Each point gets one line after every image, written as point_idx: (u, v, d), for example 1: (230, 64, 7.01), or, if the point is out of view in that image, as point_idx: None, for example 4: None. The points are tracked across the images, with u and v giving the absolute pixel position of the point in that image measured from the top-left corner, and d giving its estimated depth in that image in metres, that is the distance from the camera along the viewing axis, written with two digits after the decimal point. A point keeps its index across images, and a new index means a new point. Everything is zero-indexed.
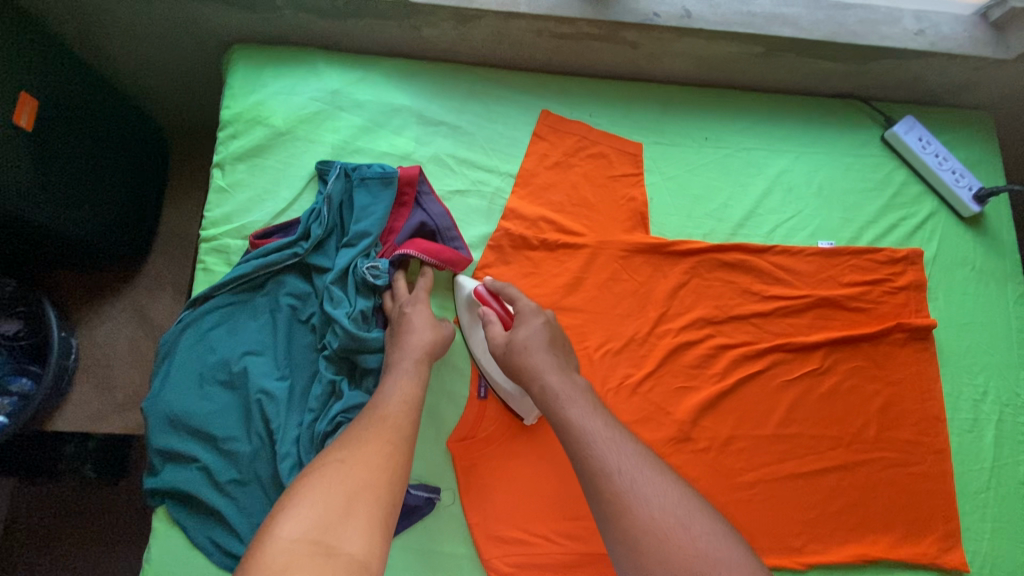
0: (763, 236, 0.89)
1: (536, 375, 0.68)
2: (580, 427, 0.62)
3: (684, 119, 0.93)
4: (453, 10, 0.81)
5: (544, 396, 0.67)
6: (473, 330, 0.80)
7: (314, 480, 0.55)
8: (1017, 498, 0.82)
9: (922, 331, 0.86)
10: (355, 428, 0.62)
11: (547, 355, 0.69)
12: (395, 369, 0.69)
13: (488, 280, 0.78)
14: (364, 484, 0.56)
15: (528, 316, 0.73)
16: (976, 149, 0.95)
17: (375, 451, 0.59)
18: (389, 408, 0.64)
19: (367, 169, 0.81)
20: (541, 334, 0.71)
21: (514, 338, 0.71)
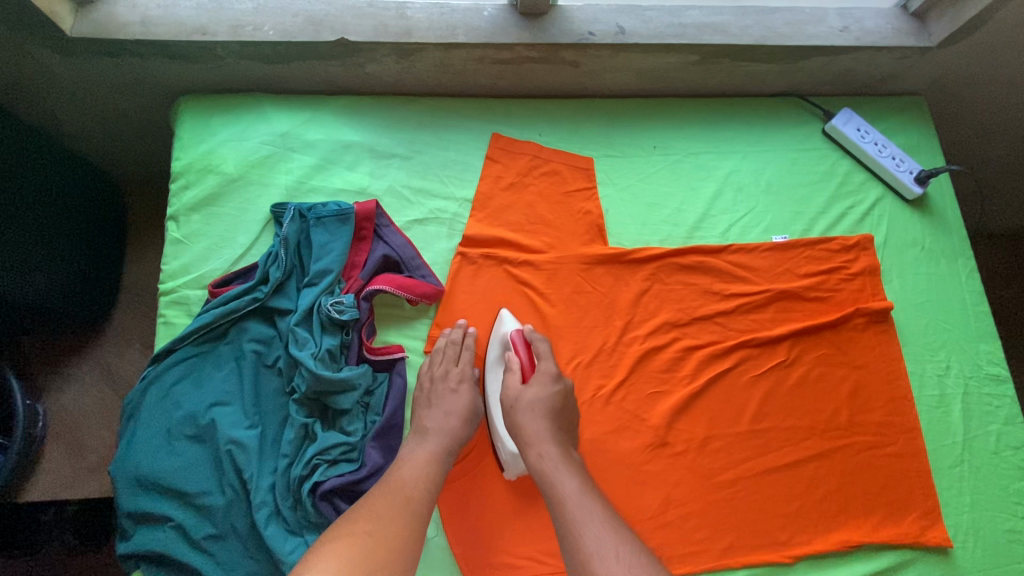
0: (719, 236, 0.91)
1: (532, 442, 0.72)
2: (564, 501, 0.67)
3: (632, 131, 0.95)
4: (394, 46, 0.82)
5: (539, 464, 0.70)
6: (494, 370, 0.81)
7: (327, 546, 0.58)
8: (990, 468, 0.85)
9: (881, 314, 0.89)
10: (375, 500, 0.65)
11: (546, 426, 0.73)
12: (424, 438, 0.72)
13: (527, 329, 0.81)
14: (377, 552, 0.59)
15: (547, 377, 0.76)
16: (912, 134, 0.99)
17: (391, 520, 0.63)
18: (410, 488, 0.67)
19: (322, 208, 0.81)
20: (553, 402, 0.74)
21: (529, 391, 0.75)
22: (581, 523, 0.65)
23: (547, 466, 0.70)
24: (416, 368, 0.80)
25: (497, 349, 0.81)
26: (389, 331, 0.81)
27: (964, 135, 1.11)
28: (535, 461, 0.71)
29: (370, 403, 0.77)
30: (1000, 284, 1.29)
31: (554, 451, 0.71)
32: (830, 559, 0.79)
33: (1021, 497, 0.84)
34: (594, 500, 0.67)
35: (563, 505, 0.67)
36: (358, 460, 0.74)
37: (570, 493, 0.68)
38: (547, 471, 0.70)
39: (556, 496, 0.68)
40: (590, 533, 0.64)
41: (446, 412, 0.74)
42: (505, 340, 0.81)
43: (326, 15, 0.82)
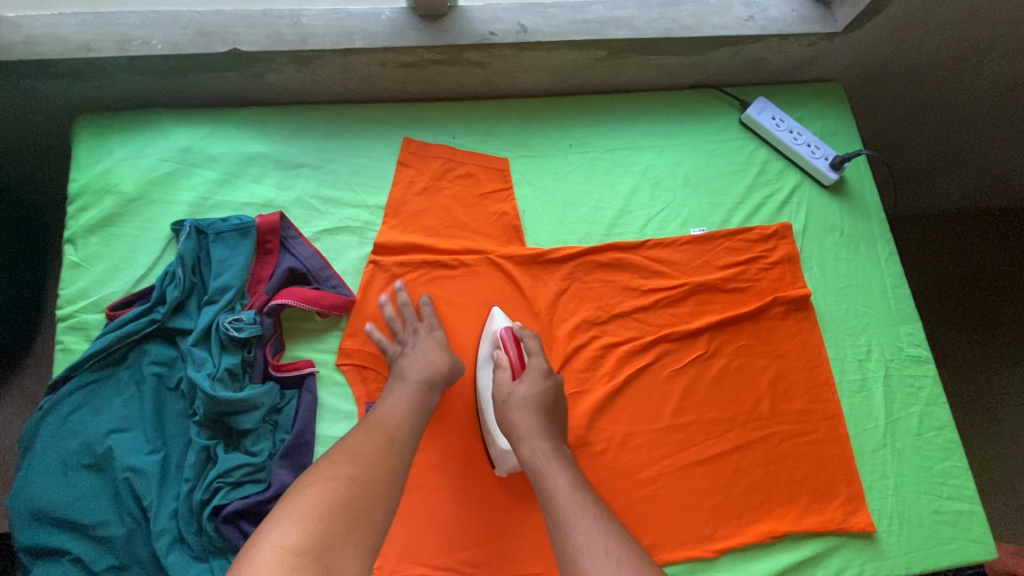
0: (637, 232, 0.91)
1: (523, 436, 0.71)
2: (553, 498, 0.66)
3: (547, 130, 0.94)
4: (290, 54, 0.80)
5: (532, 457, 0.70)
6: (483, 368, 0.80)
7: (309, 492, 0.56)
8: (913, 450, 0.85)
9: (800, 301, 0.89)
10: (358, 433, 0.65)
11: (538, 422, 0.72)
12: (402, 379, 0.73)
13: (516, 325, 0.81)
14: (360, 498, 0.58)
15: (537, 375, 0.76)
16: (829, 120, 0.99)
17: (377, 464, 0.62)
18: (389, 420, 0.67)
19: (222, 222, 0.79)
20: (543, 397, 0.74)
21: (522, 388, 0.74)
22: (573, 520, 0.63)
23: (539, 461, 0.70)
24: (328, 382, 0.79)
25: (488, 347, 0.81)
26: (298, 346, 0.79)
27: (877, 118, 1.15)
28: (528, 454, 0.70)
29: (278, 421, 0.75)
30: (920, 261, 1.35)
31: (545, 446, 0.71)
32: (754, 552, 0.78)
33: (945, 477, 0.84)
34: (584, 498, 0.66)
35: (555, 498, 0.66)
36: (265, 480, 0.72)
37: (561, 487, 0.67)
38: (539, 465, 0.69)
39: (546, 491, 0.67)
40: (580, 528, 0.62)
41: (420, 352, 0.76)
42: (496, 338, 0.81)
43: (217, 25, 0.80)
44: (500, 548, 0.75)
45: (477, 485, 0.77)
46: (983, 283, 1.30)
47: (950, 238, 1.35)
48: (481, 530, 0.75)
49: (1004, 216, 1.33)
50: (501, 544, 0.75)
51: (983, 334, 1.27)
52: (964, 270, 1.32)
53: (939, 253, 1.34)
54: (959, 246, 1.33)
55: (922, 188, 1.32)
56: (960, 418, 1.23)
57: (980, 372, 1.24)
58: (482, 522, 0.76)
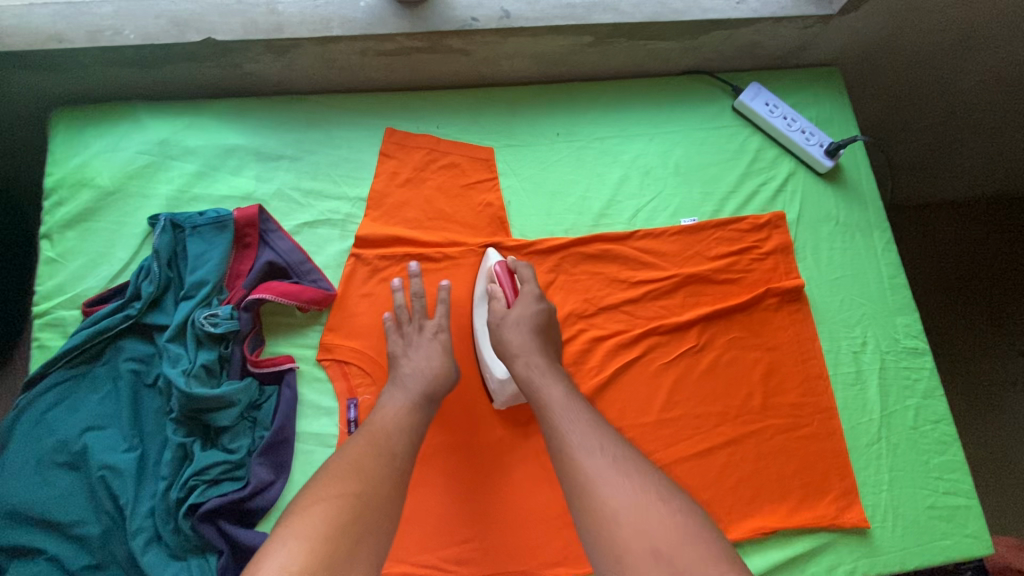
0: (625, 223, 0.89)
1: (517, 353, 0.70)
2: (552, 410, 0.65)
3: (534, 119, 0.92)
4: (266, 42, 0.78)
5: (527, 373, 0.69)
6: (481, 304, 0.80)
7: (315, 509, 0.55)
8: (909, 444, 0.83)
9: (793, 293, 0.86)
10: (356, 444, 0.63)
11: (531, 339, 0.71)
12: (402, 387, 0.70)
13: (511, 259, 0.80)
14: (364, 513, 0.56)
15: (531, 297, 0.75)
16: (825, 106, 0.96)
17: (376, 476, 0.60)
18: (386, 428, 0.66)
19: (198, 215, 0.78)
20: (538, 318, 0.73)
21: (513, 313, 0.73)
22: (567, 425, 0.63)
23: (533, 373, 0.69)
24: (308, 378, 0.77)
25: (484, 283, 0.80)
26: (278, 341, 0.78)
27: (874, 104, 1.14)
28: (520, 367, 0.70)
29: (257, 418, 0.74)
30: (920, 254, 1.31)
31: (540, 359, 0.70)
32: (744, 547, 0.77)
33: (942, 471, 0.82)
34: (581, 409, 0.65)
35: (550, 411, 0.65)
36: (243, 477, 0.71)
37: (557, 400, 0.66)
38: (532, 376, 0.69)
39: (543, 403, 0.66)
40: (578, 434, 0.61)
41: (424, 359, 0.73)
42: (490, 273, 0.79)
43: (192, 14, 0.78)
44: (484, 545, 0.73)
45: (462, 481, 0.76)
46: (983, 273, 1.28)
47: (948, 229, 1.32)
48: (464, 528, 0.74)
49: (998, 205, 1.32)
50: (485, 541, 0.74)
51: (986, 326, 1.24)
52: (963, 260, 1.30)
53: (940, 244, 1.31)
54: (957, 237, 1.31)
55: (921, 179, 1.30)
56: (968, 417, 1.19)
57: (984, 367, 1.22)
58: (465, 519, 0.74)
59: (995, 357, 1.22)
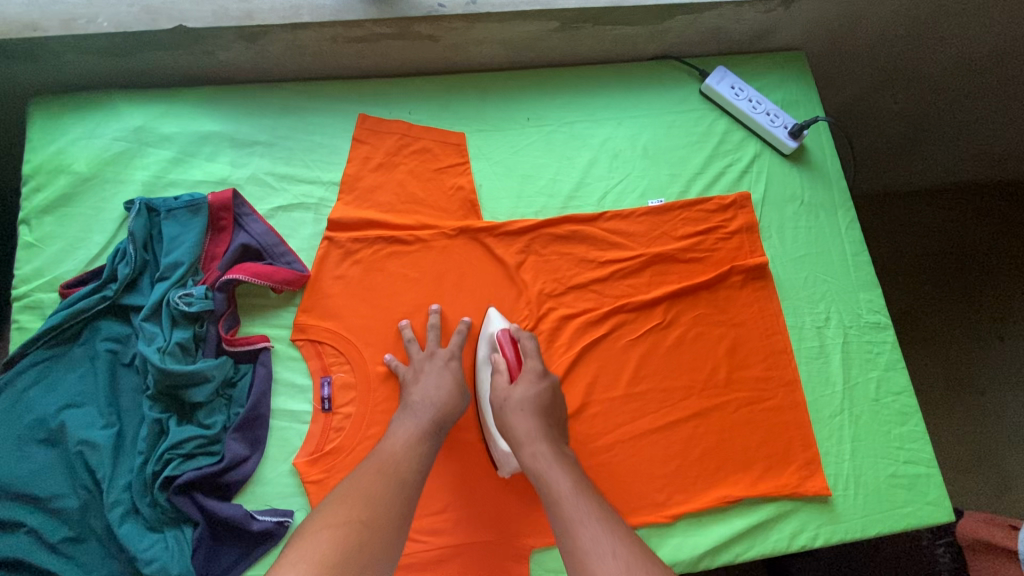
0: (594, 204, 0.91)
1: (521, 442, 0.70)
2: (558, 501, 0.64)
3: (505, 104, 0.94)
4: (237, 30, 0.80)
5: (533, 463, 0.68)
6: (483, 369, 0.80)
7: (320, 536, 0.55)
8: (871, 415, 0.85)
9: (758, 270, 0.89)
10: (366, 468, 0.64)
11: (536, 424, 0.71)
12: (413, 413, 0.71)
13: (512, 327, 0.79)
14: (374, 534, 0.57)
15: (532, 376, 0.75)
16: (790, 89, 0.99)
17: (384, 499, 0.61)
18: (396, 452, 0.66)
19: (173, 200, 0.80)
20: (541, 400, 0.73)
21: (519, 390, 0.73)
22: (579, 527, 0.61)
23: (543, 464, 0.68)
24: (282, 357, 0.79)
25: (486, 349, 0.80)
26: (253, 322, 0.80)
27: (844, 93, 1.17)
28: (528, 456, 0.69)
29: (233, 396, 0.76)
30: (892, 246, 1.38)
31: (548, 449, 0.69)
32: (709, 516, 0.79)
33: (903, 441, 0.84)
34: (588, 501, 0.64)
35: (557, 503, 0.64)
36: (218, 452, 0.73)
37: (563, 493, 0.65)
38: (542, 469, 0.67)
39: (548, 494, 0.65)
40: (587, 534, 0.60)
41: (434, 386, 0.74)
42: (493, 340, 0.79)
43: (165, 3, 0.80)
44: (455, 517, 0.75)
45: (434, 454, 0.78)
46: (944, 260, 1.35)
47: (912, 219, 1.39)
48: (436, 500, 0.76)
49: (959, 196, 1.40)
50: (457, 513, 0.76)
51: (964, 313, 1.30)
52: (925, 249, 1.36)
53: (911, 237, 1.38)
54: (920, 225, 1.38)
55: (886, 169, 1.38)
56: (949, 399, 1.25)
57: (962, 352, 1.28)
58: (436, 491, 0.76)
59: (973, 344, 1.28)
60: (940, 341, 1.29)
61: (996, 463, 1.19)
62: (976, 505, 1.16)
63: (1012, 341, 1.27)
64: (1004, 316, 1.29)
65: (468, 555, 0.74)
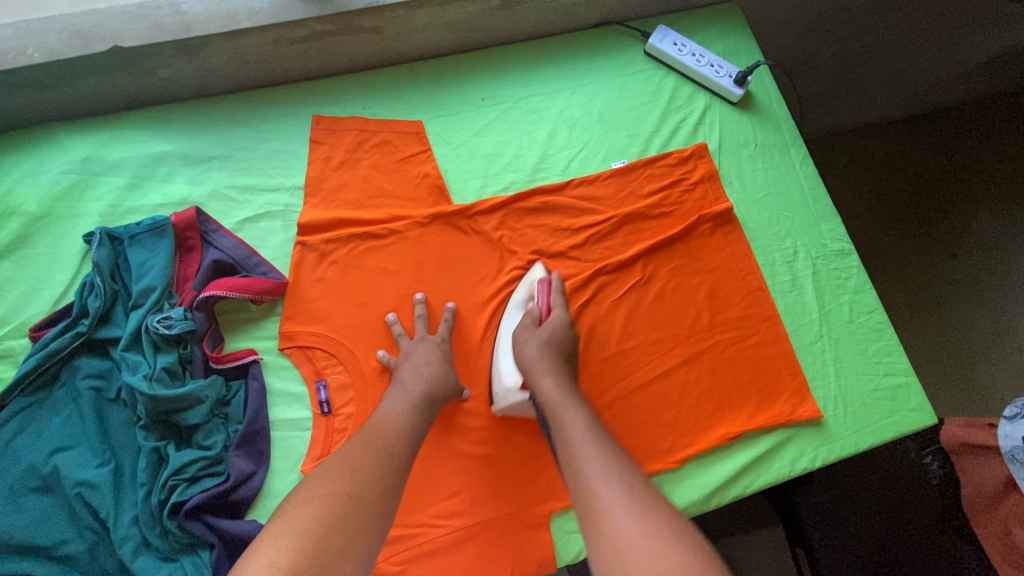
0: (560, 174, 0.92)
1: (535, 373, 0.73)
2: (569, 428, 0.66)
3: (458, 88, 0.94)
4: (175, 43, 0.78)
5: (550, 393, 0.71)
6: (512, 312, 0.83)
7: (308, 508, 0.54)
8: (848, 336, 0.89)
9: (724, 216, 0.92)
10: (355, 440, 0.64)
11: (554, 362, 0.74)
12: (404, 389, 0.72)
13: (556, 277, 0.83)
14: (362, 505, 0.56)
15: (561, 324, 0.78)
16: (729, 40, 1.02)
17: (372, 470, 0.60)
18: (382, 424, 0.66)
19: (136, 225, 0.78)
20: (563, 343, 0.76)
21: (546, 329, 0.77)
22: (588, 455, 0.62)
23: (557, 395, 0.70)
24: (273, 368, 0.78)
25: (523, 294, 0.84)
26: (237, 337, 0.79)
27: (779, 40, 1.22)
28: (544, 387, 0.72)
29: (228, 413, 0.75)
30: (842, 182, 1.46)
31: (564, 382, 0.72)
32: (712, 455, 0.82)
33: (881, 356, 0.89)
34: (602, 438, 0.65)
35: (569, 434, 0.66)
36: (223, 471, 0.72)
37: (575, 423, 0.67)
38: (556, 398, 0.70)
39: (562, 428, 0.67)
40: (594, 460, 0.61)
41: (421, 362, 0.75)
42: (533, 286, 0.84)
43: (93, 24, 0.77)
44: (472, 496, 0.76)
45: (440, 440, 0.78)
46: (893, 187, 1.43)
47: (859, 154, 1.48)
48: (450, 483, 0.76)
49: (899, 127, 1.48)
50: (473, 493, 0.76)
51: (916, 236, 1.38)
52: (875, 180, 1.44)
53: (858, 172, 1.46)
54: (867, 159, 1.46)
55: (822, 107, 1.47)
56: (916, 318, 1.33)
57: (922, 271, 1.36)
58: (449, 475, 0.77)
59: (930, 262, 1.36)
60: (902, 265, 1.37)
61: (967, 372, 1.25)
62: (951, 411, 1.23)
63: (967, 256, 1.34)
64: (955, 234, 1.36)
65: (491, 530, 0.75)
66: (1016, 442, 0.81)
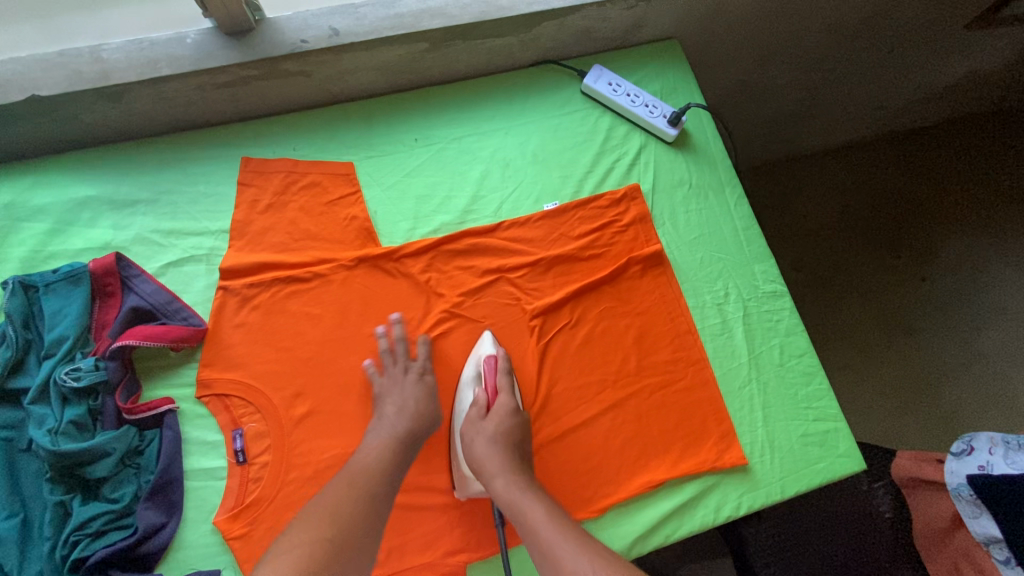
0: (491, 215, 0.92)
1: (493, 475, 0.72)
2: (535, 529, 0.67)
3: (391, 129, 0.95)
4: (94, 91, 0.78)
5: (505, 493, 0.71)
6: (467, 387, 0.82)
7: (292, 555, 0.60)
8: (778, 380, 0.89)
9: (655, 258, 0.92)
10: (339, 481, 0.69)
11: (506, 458, 0.73)
12: (386, 425, 0.75)
13: (495, 355, 0.81)
14: (340, 549, 0.62)
15: (506, 411, 0.76)
16: (667, 79, 1.02)
17: (352, 514, 0.65)
18: (362, 464, 0.71)
19: (52, 273, 0.78)
20: (513, 433, 0.75)
21: (491, 422, 0.75)
22: (558, 549, 0.65)
23: (513, 496, 0.70)
24: (190, 416, 0.78)
25: (472, 371, 0.82)
26: (155, 384, 0.78)
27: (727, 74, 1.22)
28: (499, 490, 0.71)
29: (141, 463, 0.74)
30: (810, 208, 1.50)
31: (519, 481, 0.72)
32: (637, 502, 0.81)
33: (811, 401, 0.88)
34: (569, 530, 0.67)
35: (538, 535, 0.66)
36: (131, 524, 0.71)
37: (539, 522, 0.68)
38: (512, 499, 0.70)
39: (529, 533, 0.67)
40: (567, 559, 0.63)
41: (402, 397, 0.77)
42: (480, 364, 0.82)
43: (11, 73, 0.77)
44: (388, 547, 0.76)
45: None
46: (861, 213, 1.48)
47: (827, 180, 1.53)
48: None
49: (866, 152, 1.54)
50: (390, 543, 0.76)
51: (885, 259, 1.44)
52: (844, 204, 1.49)
53: (826, 197, 1.51)
54: (834, 186, 1.51)
55: (786, 136, 1.49)
56: (885, 346, 1.36)
57: (890, 298, 1.40)
58: None
59: (902, 289, 1.41)
60: (871, 290, 1.42)
61: (934, 399, 1.30)
62: (918, 443, 1.26)
63: (934, 279, 1.40)
64: (921, 259, 1.43)
65: None
66: (962, 480, 0.86)
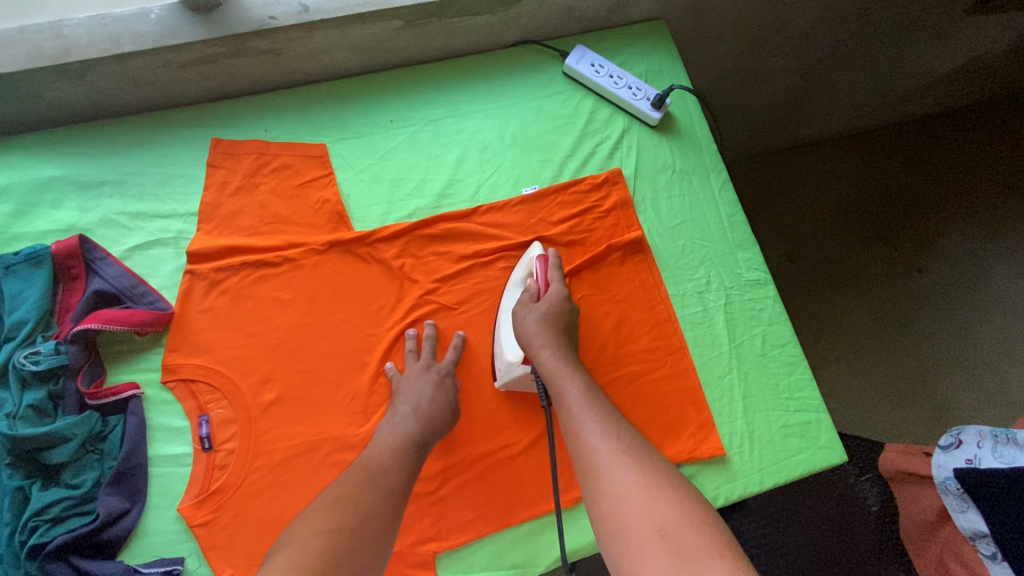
0: (468, 200, 0.90)
1: (543, 344, 0.72)
2: (559, 386, 0.68)
3: (366, 110, 0.92)
4: (55, 68, 0.76)
5: (550, 365, 0.71)
6: (512, 289, 0.83)
7: (313, 538, 0.56)
8: (759, 370, 0.87)
9: (635, 245, 0.89)
10: (356, 472, 0.66)
11: (552, 331, 0.74)
12: (399, 421, 0.73)
13: (552, 256, 0.83)
14: (358, 538, 0.58)
15: (560, 295, 0.77)
16: (652, 60, 0.99)
17: (371, 506, 0.62)
18: (378, 455, 0.68)
19: (12, 255, 0.76)
20: (564, 313, 0.76)
21: (544, 303, 0.76)
22: (581, 415, 0.64)
23: (556, 366, 0.70)
24: (154, 402, 0.77)
25: (521, 272, 0.83)
26: (119, 369, 0.77)
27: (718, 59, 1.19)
28: (545, 359, 0.71)
29: (104, 450, 0.73)
30: (804, 196, 1.46)
31: (564, 353, 0.72)
32: None
33: (793, 391, 0.86)
34: (603, 407, 0.66)
35: (566, 404, 0.66)
36: (92, 510, 0.70)
37: (574, 390, 0.68)
38: (555, 369, 0.70)
39: (561, 395, 0.68)
40: (592, 428, 0.63)
41: (419, 395, 0.75)
42: (532, 264, 0.83)
43: None
44: None
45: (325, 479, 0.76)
46: (856, 202, 1.45)
47: (822, 169, 1.49)
48: None
49: (862, 141, 1.51)
50: None
51: (880, 249, 1.41)
52: (839, 194, 1.46)
53: (821, 186, 1.47)
54: (829, 174, 1.48)
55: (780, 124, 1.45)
56: (878, 338, 1.34)
57: (884, 289, 1.38)
58: None
59: (898, 280, 1.38)
60: (865, 281, 1.39)
61: (925, 392, 1.28)
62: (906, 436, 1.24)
63: (931, 270, 1.38)
64: (916, 249, 1.40)
65: None
66: (949, 474, 0.82)
